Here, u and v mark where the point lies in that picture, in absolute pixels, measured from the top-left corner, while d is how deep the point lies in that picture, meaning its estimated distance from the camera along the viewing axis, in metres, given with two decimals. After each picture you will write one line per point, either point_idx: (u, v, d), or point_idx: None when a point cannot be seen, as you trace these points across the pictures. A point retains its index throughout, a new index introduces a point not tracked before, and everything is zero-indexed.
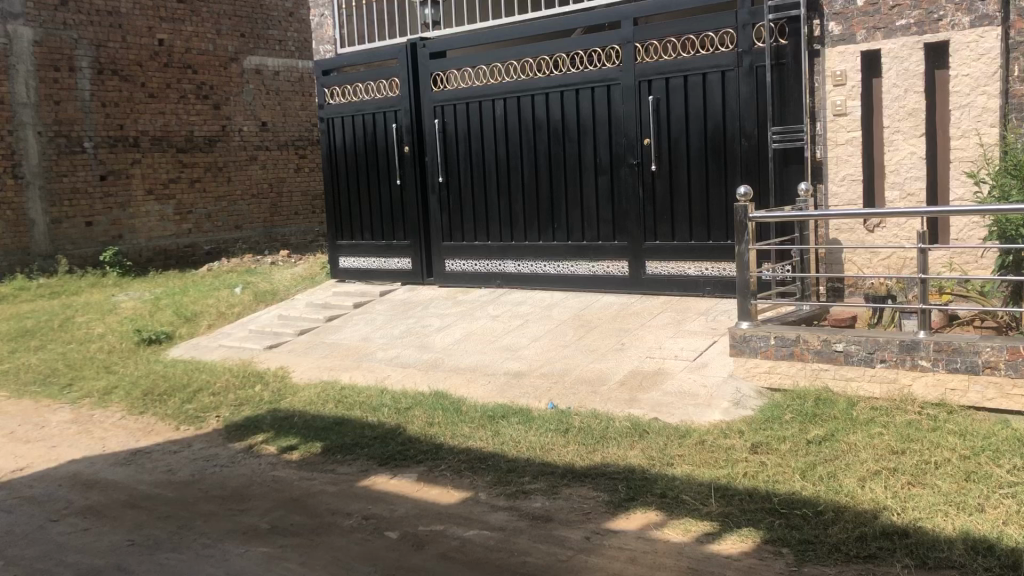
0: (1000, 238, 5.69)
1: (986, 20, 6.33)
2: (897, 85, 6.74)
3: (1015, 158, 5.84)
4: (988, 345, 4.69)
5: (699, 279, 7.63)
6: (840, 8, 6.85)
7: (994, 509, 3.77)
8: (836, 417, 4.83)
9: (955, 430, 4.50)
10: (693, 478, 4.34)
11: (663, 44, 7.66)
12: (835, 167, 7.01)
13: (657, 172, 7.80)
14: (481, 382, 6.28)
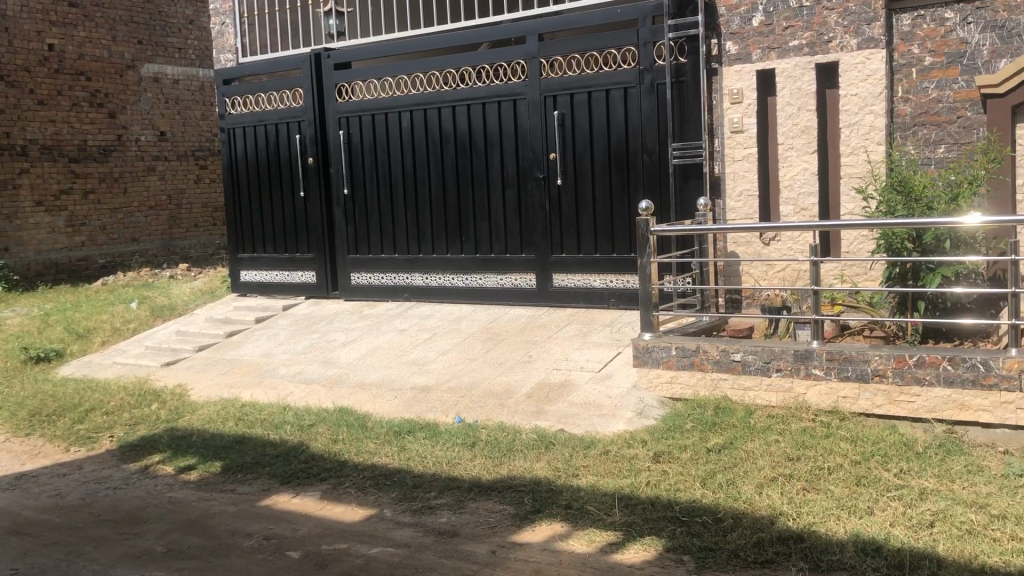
0: (886, 251, 5.93)
1: (872, 43, 6.63)
2: (790, 104, 7.00)
3: (900, 175, 6.12)
4: (877, 354, 4.89)
5: (604, 291, 7.73)
6: (737, 28, 7.10)
7: (882, 512, 3.93)
8: (735, 425, 4.96)
9: (847, 437, 4.67)
10: (598, 489, 4.38)
11: (567, 60, 7.77)
12: (732, 183, 7.23)
13: (563, 186, 7.89)
14: (387, 396, 6.22)
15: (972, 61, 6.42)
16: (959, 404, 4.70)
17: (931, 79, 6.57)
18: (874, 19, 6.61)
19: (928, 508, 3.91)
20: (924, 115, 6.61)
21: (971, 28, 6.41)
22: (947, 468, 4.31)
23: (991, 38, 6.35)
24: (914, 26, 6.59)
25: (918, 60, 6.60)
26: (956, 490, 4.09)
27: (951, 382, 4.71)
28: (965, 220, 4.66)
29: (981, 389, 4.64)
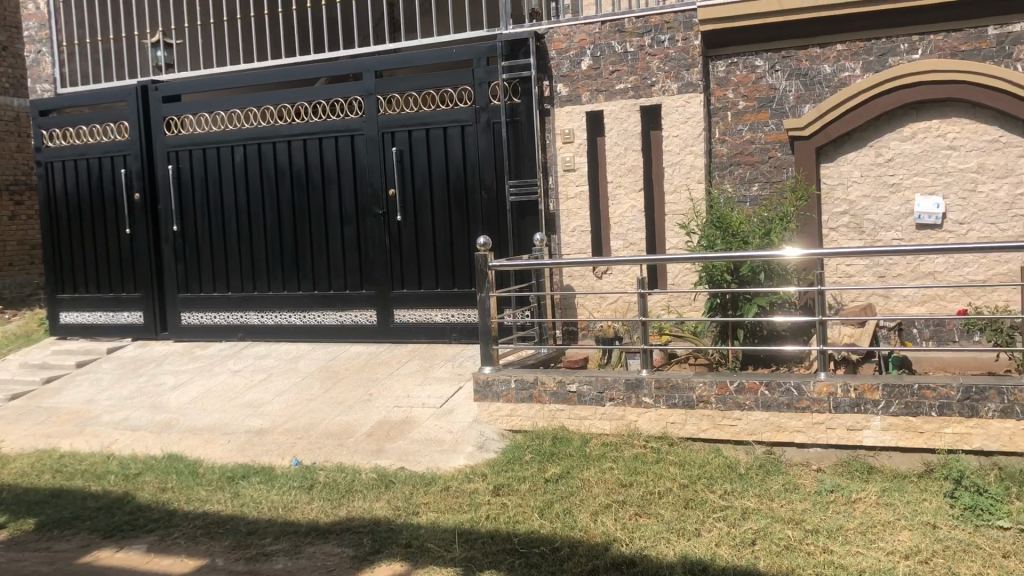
0: (708, 282, 6.25)
1: (692, 88, 7.06)
2: (618, 144, 7.32)
3: (718, 212, 6.47)
4: (701, 381, 5.14)
5: (445, 326, 7.77)
6: (567, 70, 7.37)
7: (709, 533, 4.13)
8: (571, 455, 5.08)
9: (676, 461, 4.88)
10: (438, 525, 4.38)
11: (404, 97, 7.83)
12: (567, 219, 7.47)
13: (402, 222, 7.91)
14: (220, 441, 5.99)
15: (781, 105, 7.00)
16: (776, 426, 5.00)
17: (744, 122, 7.10)
18: (693, 66, 7.06)
19: (750, 526, 4.14)
20: (739, 155, 7.12)
21: (778, 75, 6.99)
22: (767, 487, 4.58)
23: (796, 85, 6.95)
24: (728, 72, 7.11)
25: (733, 104, 7.12)
26: (774, 508, 4.35)
27: (768, 406, 5.01)
28: (779, 253, 4.97)
29: (795, 412, 4.96)
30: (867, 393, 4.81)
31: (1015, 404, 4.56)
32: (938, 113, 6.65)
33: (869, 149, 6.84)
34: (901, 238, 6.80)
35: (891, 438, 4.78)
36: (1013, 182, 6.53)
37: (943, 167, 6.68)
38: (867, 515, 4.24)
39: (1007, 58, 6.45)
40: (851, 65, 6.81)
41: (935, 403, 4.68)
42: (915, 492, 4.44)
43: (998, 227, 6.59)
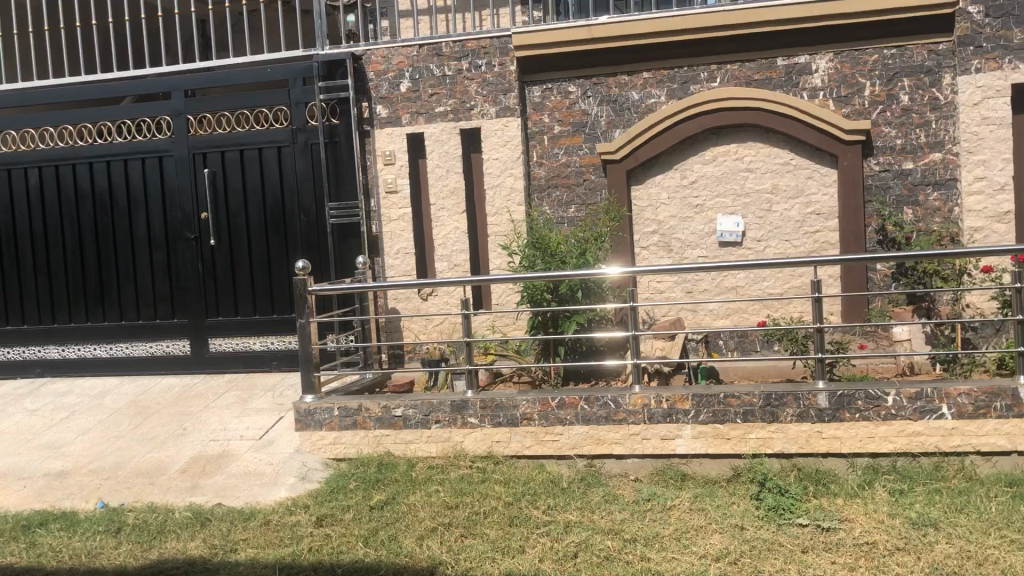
0: (530, 301, 6.37)
1: (509, 112, 7.21)
2: (439, 166, 7.36)
3: (538, 233, 6.62)
4: (524, 399, 5.21)
5: (265, 353, 7.52)
6: (386, 92, 7.35)
7: (533, 549, 4.19)
8: (397, 480, 5.01)
9: (501, 479, 4.92)
10: (258, 561, 4.21)
11: (217, 117, 7.55)
12: (390, 241, 7.43)
13: (217, 246, 7.61)
14: (14, 487, 5.51)
15: (593, 130, 7.28)
16: (596, 439, 5.15)
17: (560, 145, 7.33)
18: (509, 90, 7.21)
19: (572, 540, 4.23)
20: (556, 178, 7.34)
21: (590, 101, 7.27)
22: (588, 500, 4.69)
23: (607, 111, 7.25)
24: (544, 97, 7.32)
25: (549, 128, 7.34)
26: (595, 520, 4.47)
27: (588, 420, 5.15)
28: (597, 270, 5.10)
29: (613, 424, 5.12)
30: (679, 403, 5.03)
31: (809, 408, 4.90)
32: (737, 137, 7.10)
33: (675, 172, 7.21)
34: (706, 255, 7.20)
35: (701, 445, 5.02)
36: (802, 202, 7.06)
37: (743, 188, 7.12)
38: (682, 521, 4.43)
39: (795, 87, 6.98)
40: (657, 92, 7.16)
41: (740, 410, 4.96)
42: (724, 496, 4.67)
43: (791, 243, 7.10)
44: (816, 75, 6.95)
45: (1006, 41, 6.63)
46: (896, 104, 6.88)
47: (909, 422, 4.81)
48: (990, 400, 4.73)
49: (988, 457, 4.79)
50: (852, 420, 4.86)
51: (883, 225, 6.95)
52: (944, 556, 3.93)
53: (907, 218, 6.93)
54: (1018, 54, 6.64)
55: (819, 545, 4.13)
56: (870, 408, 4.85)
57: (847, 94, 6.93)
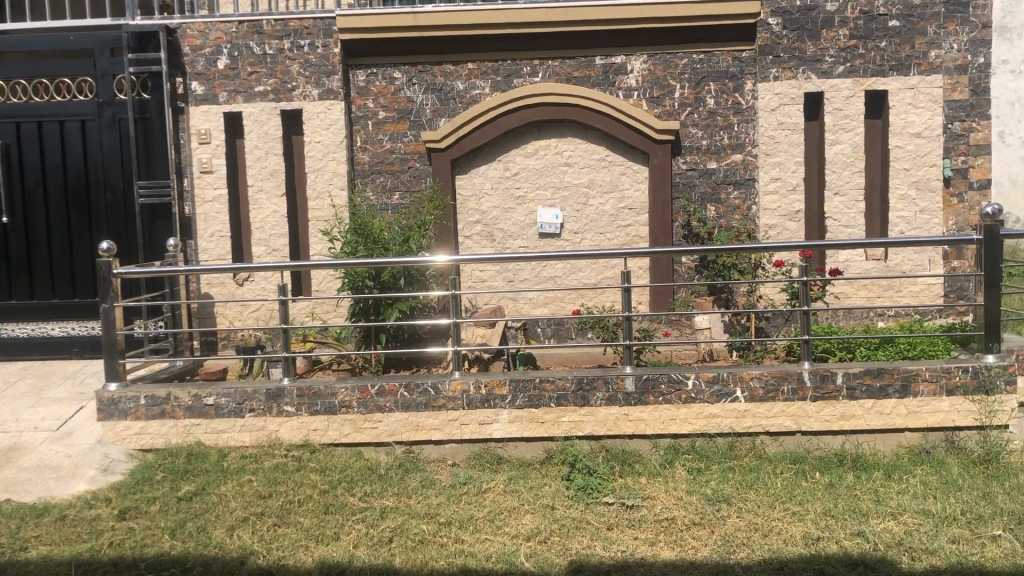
0: (351, 289, 6.30)
1: (331, 95, 7.14)
2: (258, 147, 7.24)
3: (361, 220, 6.51)
4: (343, 387, 5.18)
5: (64, 340, 6.99)
6: (201, 69, 7.13)
7: (347, 536, 4.19)
8: (207, 470, 4.85)
9: (317, 467, 4.87)
10: (52, 559, 3.98)
11: (11, 85, 7.00)
12: (204, 223, 7.23)
13: (10, 225, 7.06)
14: None
15: (418, 118, 7.29)
16: (414, 426, 5.17)
17: (384, 131, 7.30)
18: (333, 73, 7.13)
19: (387, 525, 4.26)
20: (380, 164, 7.30)
21: (415, 88, 7.27)
22: (405, 485, 4.73)
23: (432, 99, 7.28)
24: (368, 82, 7.26)
25: (373, 114, 7.29)
26: (411, 505, 4.51)
27: (407, 407, 5.17)
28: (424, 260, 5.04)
29: (432, 411, 5.17)
30: (496, 388, 5.14)
31: (617, 391, 5.14)
32: (557, 132, 7.30)
33: (498, 163, 7.34)
34: (526, 245, 7.38)
35: (517, 430, 5.15)
36: (616, 197, 7.37)
37: (561, 181, 7.35)
38: (495, 503, 4.55)
39: (611, 86, 7.27)
40: (481, 83, 7.27)
41: (553, 395, 5.13)
42: (537, 478, 4.84)
43: (606, 236, 7.40)
44: (630, 76, 7.27)
45: (800, 53, 7.21)
46: (702, 107, 7.29)
47: (707, 404, 5.13)
48: (778, 384, 5.12)
49: (776, 436, 5.17)
50: (656, 403, 5.14)
51: (688, 220, 7.36)
52: (733, 529, 4.24)
53: (710, 215, 7.37)
54: (810, 66, 7.23)
55: (623, 522, 4.36)
56: (672, 391, 5.14)
57: (659, 95, 7.28)
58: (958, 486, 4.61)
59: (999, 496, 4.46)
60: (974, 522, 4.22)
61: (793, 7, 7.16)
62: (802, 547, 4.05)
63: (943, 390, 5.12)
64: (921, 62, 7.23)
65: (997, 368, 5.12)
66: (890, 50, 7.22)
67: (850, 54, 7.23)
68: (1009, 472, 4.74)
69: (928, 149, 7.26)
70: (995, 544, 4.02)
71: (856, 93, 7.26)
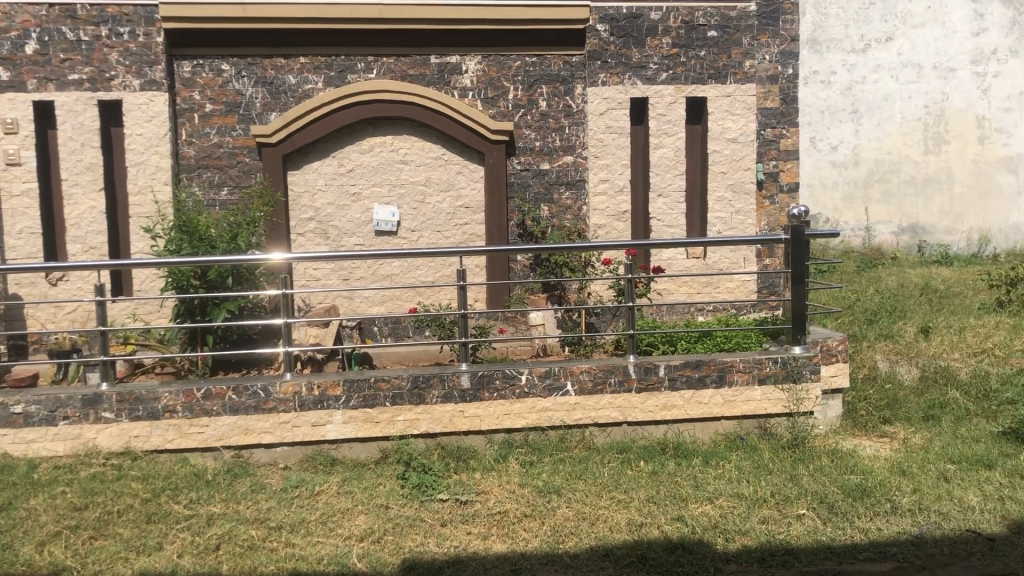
0: (174, 288, 6.03)
1: (154, 86, 6.85)
2: (73, 139, 6.84)
3: (186, 216, 6.18)
4: (166, 390, 4.97)
5: None
6: (7, 53, 6.69)
7: (171, 546, 4.03)
8: (15, 484, 4.54)
9: (138, 476, 4.66)
10: None
11: None
12: (11, 219, 6.77)
13: None
14: None
15: (248, 112, 7.09)
16: (244, 429, 5.03)
17: (212, 125, 7.06)
18: (155, 63, 6.84)
19: (214, 532, 4.13)
20: (207, 158, 7.06)
21: (245, 81, 7.06)
22: (233, 491, 4.59)
23: (262, 93, 7.09)
24: (194, 73, 7.00)
25: (199, 106, 7.03)
26: (240, 510, 4.40)
27: (236, 410, 5.02)
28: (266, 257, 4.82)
29: (262, 413, 5.04)
30: (330, 389, 5.08)
31: (452, 389, 5.18)
32: (392, 129, 7.27)
33: (332, 159, 7.22)
34: (362, 243, 7.31)
35: (351, 430, 5.10)
36: (452, 196, 7.42)
37: (397, 179, 7.32)
38: (328, 505, 4.50)
39: (446, 85, 7.33)
40: (313, 78, 7.14)
41: (389, 394, 5.12)
42: (371, 477, 4.82)
43: (442, 234, 7.43)
44: (465, 75, 7.34)
45: (627, 59, 7.51)
46: (535, 108, 7.46)
47: (539, 398, 5.26)
48: (606, 377, 5.31)
49: (604, 427, 5.37)
50: (490, 399, 5.22)
51: (523, 219, 7.50)
52: (563, 519, 4.38)
53: (543, 214, 7.55)
54: (636, 72, 7.55)
55: (456, 517, 4.42)
56: (506, 387, 5.24)
57: (493, 96, 7.39)
58: (768, 470, 4.94)
59: (804, 477, 4.82)
60: (782, 503, 4.54)
61: (620, 15, 7.45)
62: (626, 534, 4.22)
63: (755, 379, 5.47)
64: (737, 71, 7.70)
65: (803, 358, 5.52)
66: (709, 59, 7.64)
67: (673, 62, 7.60)
68: (813, 455, 5.13)
69: (744, 154, 7.75)
70: (800, 522, 4.34)
71: (677, 99, 7.63)
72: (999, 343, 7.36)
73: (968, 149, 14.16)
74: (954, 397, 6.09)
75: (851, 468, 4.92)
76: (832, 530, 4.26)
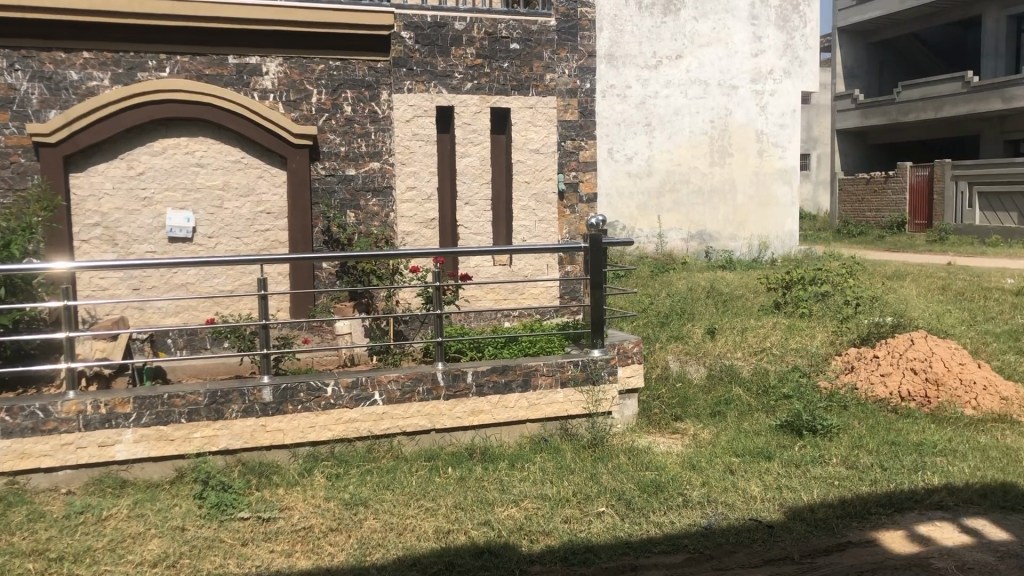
0: None
1: None
2: None
3: None
4: None
5: None
6: None
7: None
8: None
9: None
10: None
11: None
12: None
13: None
14: None
15: (22, 108, 6.55)
16: (19, 453, 4.63)
17: None
18: None
19: None
20: None
21: (19, 75, 6.53)
22: (7, 521, 4.22)
23: (40, 88, 6.58)
24: None
25: None
26: (15, 542, 4.04)
27: (9, 433, 4.61)
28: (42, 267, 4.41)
29: (41, 435, 4.66)
30: (118, 407, 4.76)
31: (253, 402, 4.99)
32: (186, 131, 6.93)
33: (120, 161, 6.80)
34: (154, 251, 6.91)
35: (143, 449, 4.81)
36: (253, 201, 7.17)
37: (192, 183, 7.00)
38: (117, 530, 4.22)
39: (245, 86, 7.07)
40: (99, 75, 6.70)
41: (184, 410, 4.86)
42: (165, 499, 4.58)
43: (241, 241, 7.16)
44: (265, 77, 7.12)
45: (432, 67, 7.59)
46: (339, 113, 7.33)
47: (346, 410, 5.17)
48: (414, 385, 5.29)
49: (412, 436, 5.36)
50: (294, 412, 5.07)
51: (328, 225, 7.33)
52: (369, 531, 4.32)
53: (349, 220, 7.41)
54: (442, 80, 7.63)
55: (258, 535, 4.26)
56: (311, 399, 5.10)
57: (295, 99, 7.21)
58: (570, 470, 5.10)
59: (603, 475, 5.02)
60: (583, 502, 4.70)
61: (425, 23, 7.54)
62: (433, 542, 4.23)
63: (558, 382, 5.63)
64: (538, 84, 7.95)
65: (601, 361, 5.74)
66: (512, 70, 7.85)
67: (477, 72, 7.74)
68: (611, 453, 5.36)
69: (545, 164, 8.00)
70: (600, 520, 4.51)
71: (482, 109, 7.77)
72: (775, 342, 7.97)
73: (749, 162, 15.26)
74: (737, 394, 6.54)
75: (647, 465, 5.18)
76: (629, 526, 4.44)
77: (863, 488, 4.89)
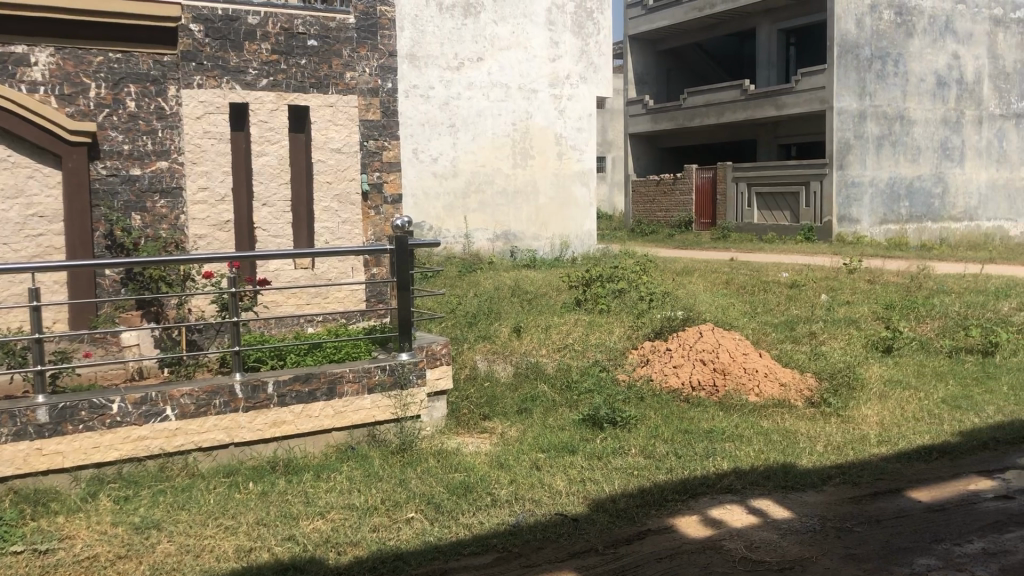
0: None
1: None
2: None
3: None
4: None
5: None
6: None
7: None
8: None
9: None
10: None
11: None
12: None
13: None
14: None
15: None
16: None
17: None
18: None
19: None
20: None
21: None
22: None
23: None
24: None
25: None
26: None
27: None
28: None
29: None
30: None
31: (27, 425, 4.56)
32: None
33: None
34: None
35: None
36: (22, 203, 6.51)
37: None
38: None
39: (11, 78, 6.45)
40: None
41: None
42: None
43: (10, 247, 6.49)
44: (35, 68, 6.52)
45: (224, 62, 7.26)
46: (122, 109, 6.83)
47: (134, 427, 4.82)
48: (210, 398, 5.01)
49: (209, 452, 5.07)
50: (74, 433, 4.67)
51: (111, 229, 6.79)
52: (163, 555, 4.05)
53: (134, 224, 6.91)
54: (234, 76, 7.32)
55: (35, 570, 3.88)
56: (93, 418, 4.71)
57: (71, 92, 6.65)
58: (378, 477, 5.01)
59: (411, 480, 4.96)
60: (391, 509, 4.62)
61: (215, 16, 7.23)
62: (234, 562, 4.01)
63: (364, 388, 5.51)
64: (338, 82, 7.79)
65: (409, 364, 5.66)
66: (310, 68, 7.64)
67: (272, 68, 7.49)
68: (420, 457, 5.31)
69: (348, 164, 7.83)
70: (408, 526, 4.44)
71: (279, 107, 7.52)
72: (577, 339, 8.20)
73: (549, 164, 15.68)
74: (543, 391, 6.66)
75: (455, 466, 5.17)
76: (438, 530, 4.41)
77: (660, 476, 5.10)
